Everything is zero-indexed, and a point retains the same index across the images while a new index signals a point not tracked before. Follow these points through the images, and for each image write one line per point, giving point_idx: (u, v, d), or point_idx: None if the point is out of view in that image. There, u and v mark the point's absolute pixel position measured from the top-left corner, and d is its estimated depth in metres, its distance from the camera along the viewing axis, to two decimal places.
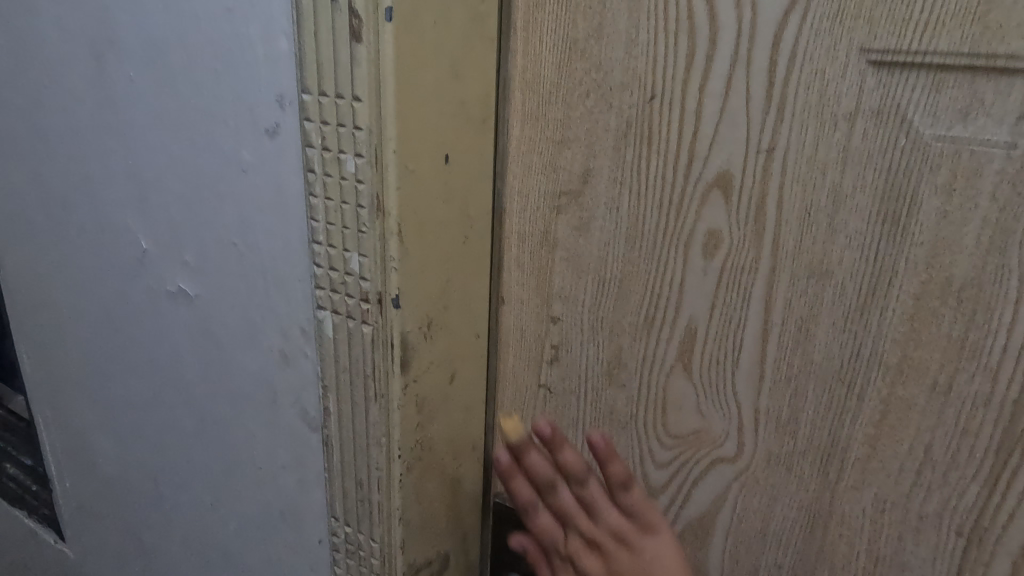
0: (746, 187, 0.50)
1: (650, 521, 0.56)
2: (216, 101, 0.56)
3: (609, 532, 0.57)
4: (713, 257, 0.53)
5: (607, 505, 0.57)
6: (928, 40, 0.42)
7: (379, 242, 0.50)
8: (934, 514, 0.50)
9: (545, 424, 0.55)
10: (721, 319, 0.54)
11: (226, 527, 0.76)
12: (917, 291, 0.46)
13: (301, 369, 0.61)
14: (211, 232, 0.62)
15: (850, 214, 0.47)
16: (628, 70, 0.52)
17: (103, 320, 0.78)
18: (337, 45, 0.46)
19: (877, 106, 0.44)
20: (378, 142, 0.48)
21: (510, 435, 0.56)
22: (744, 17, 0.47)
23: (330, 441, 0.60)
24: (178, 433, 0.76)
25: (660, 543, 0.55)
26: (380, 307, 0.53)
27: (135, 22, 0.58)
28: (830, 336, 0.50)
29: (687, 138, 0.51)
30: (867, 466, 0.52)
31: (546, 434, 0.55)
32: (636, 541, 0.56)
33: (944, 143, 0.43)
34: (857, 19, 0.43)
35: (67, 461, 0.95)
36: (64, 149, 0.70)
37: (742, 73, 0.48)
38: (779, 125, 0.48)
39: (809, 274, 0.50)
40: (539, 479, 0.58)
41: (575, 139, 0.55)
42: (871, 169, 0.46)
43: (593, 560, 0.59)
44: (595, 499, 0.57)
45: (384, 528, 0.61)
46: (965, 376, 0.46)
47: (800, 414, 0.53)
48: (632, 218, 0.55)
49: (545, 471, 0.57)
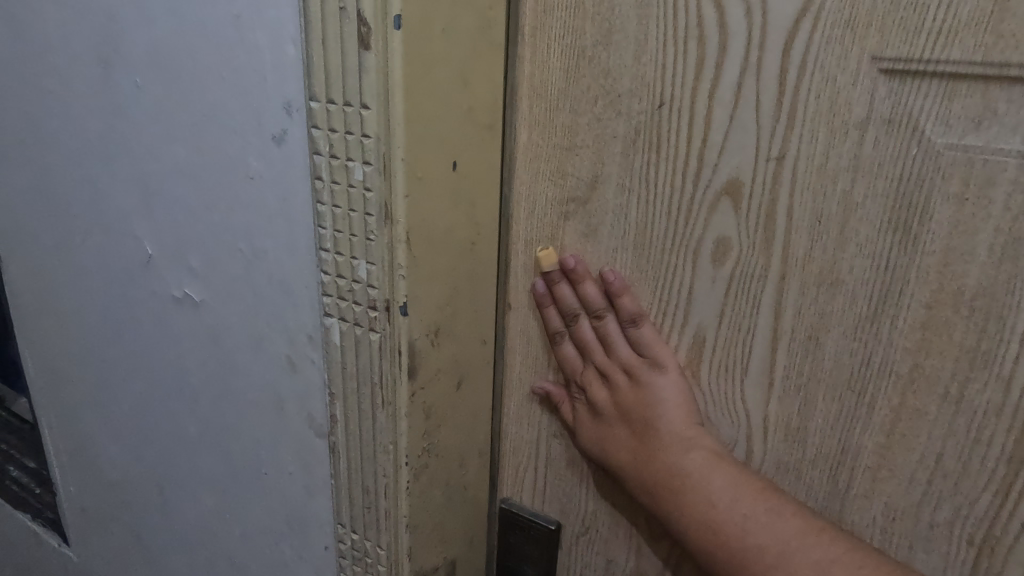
0: (755, 194, 0.50)
1: (659, 356, 0.56)
2: (223, 107, 0.56)
3: (621, 363, 0.57)
4: (722, 264, 0.53)
5: (621, 339, 0.57)
6: (940, 49, 0.42)
7: (387, 250, 0.50)
8: (944, 523, 0.50)
9: (573, 257, 0.58)
10: (729, 327, 0.54)
11: (231, 532, 0.76)
12: (928, 300, 0.46)
13: (307, 376, 0.61)
14: (217, 238, 0.62)
15: (860, 223, 0.47)
16: (637, 76, 0.51)
17: (107, 324, 0.77)
18: (346, 53, 0.46)
19: (889, 115, 0.44)
20: (387, 150, 0.47)
21: (544, 262, 0.58)
22: (754, 24, 0.46)
23: (336, 448, 0.60)
24: (183, 438, 0.76)
25: (667, 378, 0.55)
26: (388, 315, 0.52)
27: (141, 28, 0.58)
28: (840, 344, 0.50)
29: (696, 145, 0.51)
30: (877, 475, 0.51)
31: (571, 267, 0.58)
32: (645, 375, 0.56)
33: (956, 152, 0.43)
34: (869, 27, 0.43)
35: (71, 465, 0.95)
36: (70, 153, 0.70)
37: (752, 80, 0.48)
38: (789, 132, 0.47)
39: (819, 282, 0.49)
40: (564, 306, 0.59)
41: (583, 145, 0.55)
42: (882, 178, 0.45)
43: (603, 391, 0.58)
44: (611, 331, 0.57)
45: (390, 536, 0.60)
46: (977, 385, 0.46)
47: (809, 422, 0.53)
48: (640, 225, 0.55)
49: (571, 301, 0.58)
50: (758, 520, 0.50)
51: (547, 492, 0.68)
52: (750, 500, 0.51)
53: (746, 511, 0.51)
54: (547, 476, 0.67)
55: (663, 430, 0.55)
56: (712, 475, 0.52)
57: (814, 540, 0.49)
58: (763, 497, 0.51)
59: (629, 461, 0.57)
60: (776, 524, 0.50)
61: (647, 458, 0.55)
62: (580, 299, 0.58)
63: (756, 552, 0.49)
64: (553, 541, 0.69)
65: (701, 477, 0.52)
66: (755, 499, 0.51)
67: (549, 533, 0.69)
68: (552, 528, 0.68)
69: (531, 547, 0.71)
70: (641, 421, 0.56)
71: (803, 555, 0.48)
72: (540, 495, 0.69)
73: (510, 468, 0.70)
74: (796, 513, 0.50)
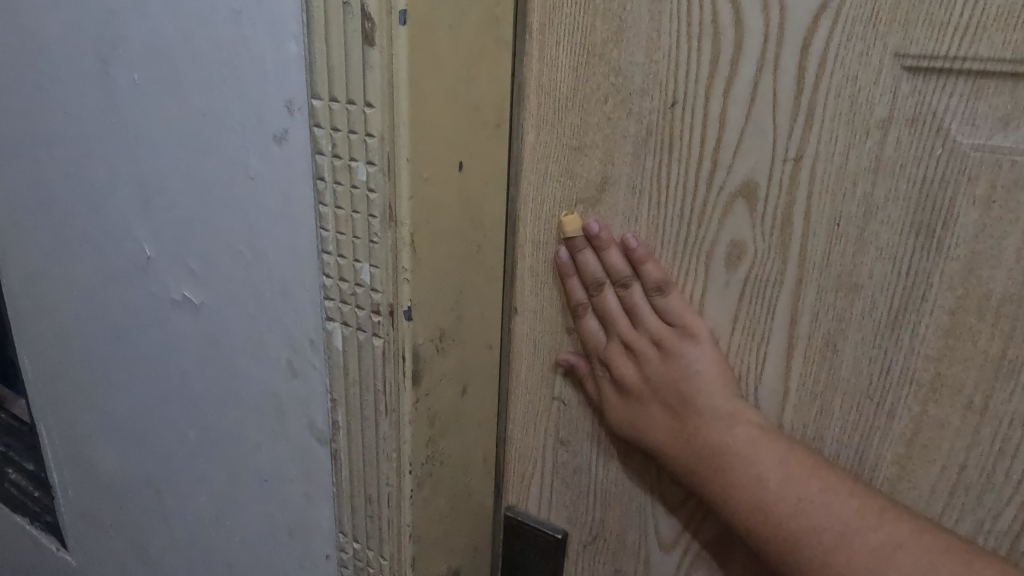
0: (772, 196, 0.48)
1: (690, 324, 0.52)
2: (223, 105, 0.54)
3: (649, 334, 0.53)
4: (736, 268, 0.51)
5: (648, 308, 0.53)
6: (968, 46, 0.40)
7: (391, 252, 0.49)
8: (967, 538, 0.48)
9: (596, 222, 0.54)
10: (743, 333, 0.52)
11: (230, 539, 0.75)
12: (952, 306, 0.45)
13: (309, 381, 0.59)
14: (217, 239, 0.60)
15: (881, 226, 0.45)
16: (649, 75, 0.50)
17: (106, 326, 0.76)
18: (350, 49, 0.45)
19: (913, 114, 0.43)
20: (391, 149, 0.46)
21: (568, 228, 0.55)
22: (772, 20, 0.45)
23: (338, 455, 0.59)
24: (182, 443, 0.74)
25: (699, 348, 0.52)
26: (392, 320, 0.51)
27: (140, 24, 0.56)
28: (858, 351, 0.48)
29: (710, 146, 0.49)
30: (896, 486, 0.50)
31: (595, 233, 0.54)
32: (676, 347, 0.52)
33: (983, 153, 0.41)
34: (892, 22, 0.42)
35: (69, 469, 0.94)
36: (67, 153, 0.69)
37: (769, 78, 0.46)
38: (807, 133, 0.46)
39: (837, 287, 0.48)
40: (588, 276, 0.55)
41: (593, 145, 0.53)
42: (905, 179, 0.44)
43: (629, 365, 0.54)
44: (638, 301, 0.53)
45: (393, 546, 0.59)
46: (1003, 395, 0.44)
47: (826, 431, 0.51)
48: (652, 227, 0.53)
49: (595, 271, 0.55)
50: (813, 500, 0.46)
51: (553, 500, 0.67)
52: (803, 479, 0.47)
53: (800, 492, 0.47)
54: (554, 484, 0.66)
55: (703, 406, 0.51)
56: (758, 452, 0.49)
57: (875, 521, 0.45)
58: (816, 473, 0.47)
59: (667, 441, 0.53)
60: (832, 504, 0.46)
61: (686, 437, 0.52)
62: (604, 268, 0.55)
63: (812, 534, 0.46)
64: (560, 551, 0.68)
65: (747, 454, 0.49)
66: (808, 477, 0.47)
67: (556, 542, 0.67)
68: (559, 537, 0.67)
69: (537, 556, 0.69)
70: (677, 395, 0.52)
71: (864, 538, 0.45)
72: (547, 503, 0.67)
73: (516, 475, 0.68)
74: (855, 494, 0.46)
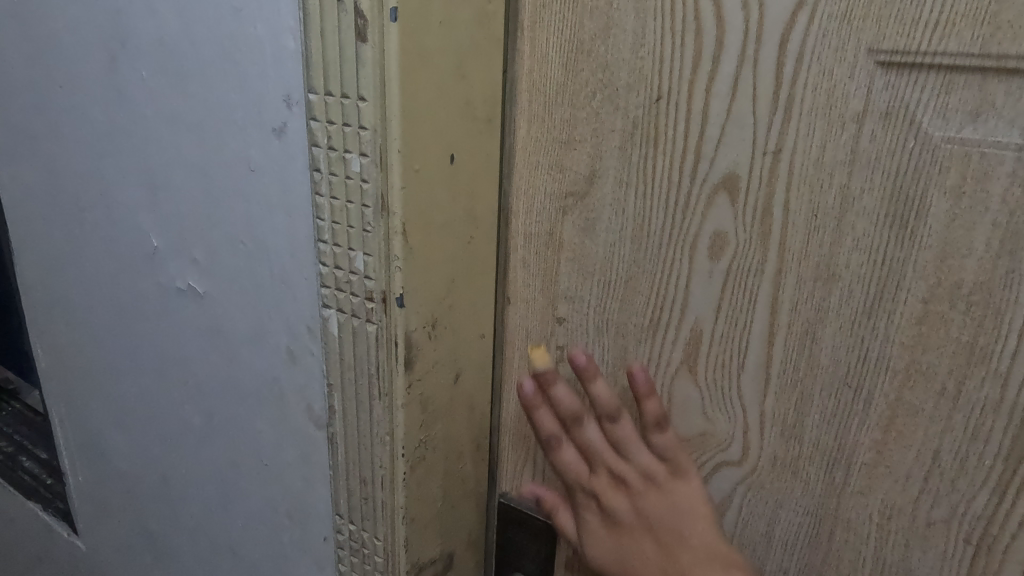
0: (752, 188, 0.50)
1: (676, 458, 0.58)
2: (226, 101, 0.56)
3: (633, 470, 0.59)
4: (719, 259, 0.52)
5: (630, 447, 0.59)
6: (937, 40, 0.41)
7: (384, 241, 0.51)
8: (941, 522, 0.50)
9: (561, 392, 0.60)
10: (726, 321, 0.54)
11: (233, 522, 0.77)
12: (925, 295, 0.46)
13: (307, 368, 0.61)
14: (220, 231, 0.62)
15: (858, 217, 0.46)
16: (635, 70, 0.51)
17: (115, 316, 0.78)
18: (344, 45, 0.47)
19: (887, 107, 0.44)
20: (383, 142, 0.48)
21: (538, 363, 0.61)
22: (751, 18, 0.46)
23: (335, 439, 0.61)
24: (188, 428, 0.77)
25: (690, 485, 0.58)
26: (384, 307, 0.53)
27: (146, 22, 0.59)
28: (836, 340, 0.50)
29: (693, 139, 0.51)
30: (873, 472, 0.51)
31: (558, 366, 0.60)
32: (666, 484, 0.58)
33: (953, 146, 0.43)
34: (866, 19, 0.43)
35: (79, 456, 0.96)
36: (78, 146, 0.71)
37: (749, 73, 0.47)
38: (785, 126, 0.47)
39: (815, 277, 0.49)
40: (564, 412, 0.61)
41: (582, 139, 0.55)
42: (879, 171, 0.45)
43: (619, 498, 0.61)
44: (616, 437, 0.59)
45: (387, 527, 0.61)
46: (974, 382, 0.46)
47: (806, 417, 0.53)
48: (638, 218, 0.55)
49: (568, 406, 0.60)
50: None
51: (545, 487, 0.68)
52: None
53: None
54: (546, 472, 0.68)
55: (685, 532, 0.57)
56: None
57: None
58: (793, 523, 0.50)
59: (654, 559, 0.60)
60: None
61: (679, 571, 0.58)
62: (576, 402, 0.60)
63: None
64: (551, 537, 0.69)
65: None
66: None
67: (548, 529, 0.69)
68: (550, 523, 0.69)
69: (529, 542, 0.71)
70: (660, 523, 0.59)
71: None
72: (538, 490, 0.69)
73: (508, 462, 0.70)
74: None
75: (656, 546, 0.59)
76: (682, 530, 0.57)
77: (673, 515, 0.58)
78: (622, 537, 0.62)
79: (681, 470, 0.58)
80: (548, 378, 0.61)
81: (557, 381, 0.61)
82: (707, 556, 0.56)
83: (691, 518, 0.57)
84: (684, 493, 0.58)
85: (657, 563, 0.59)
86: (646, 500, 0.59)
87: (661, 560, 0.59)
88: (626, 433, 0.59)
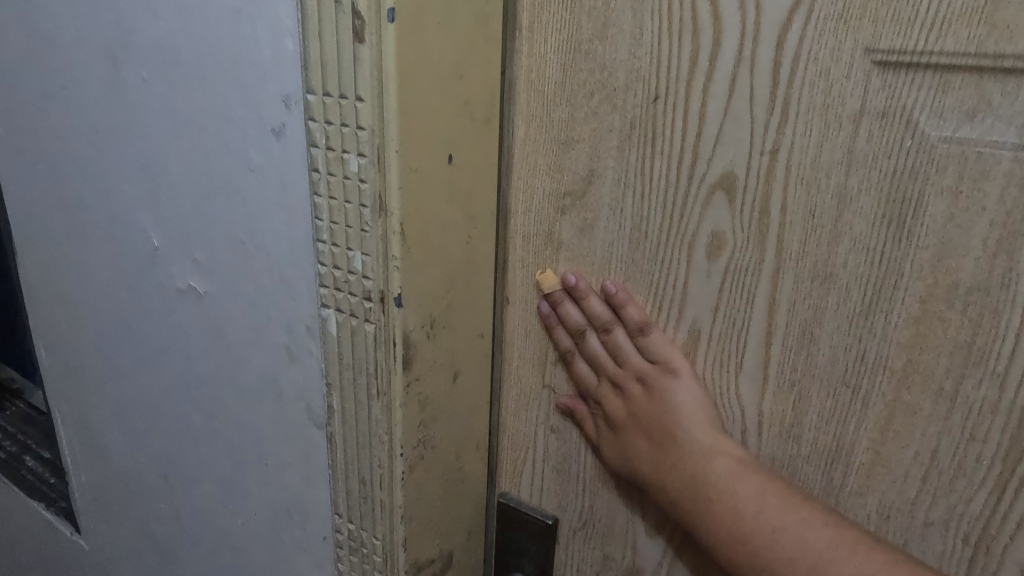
0: (750, 188, 0.50)
1: (672, 360, 0.56)
2: (225, 101, 0.57)
3: (634, 372, 0.57)
4: (717, 258, 0.52)
5: (631, 350, 0.57)
6: (934, 40, 0.41)
7: (382, 241, 0.51)
8: (940, 522, 0.49)
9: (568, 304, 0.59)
10: (724, 321, 0.54)
11: (234, 521, 0.77)
12: (923, 295, 0.46)
13: (307, 368, 0.61)
14: (220, 230, 0.63)
15: (855, 217, 0.46)
16: (633, 71, 0.51)
17: (116, 315, 0.78)
18: (341, 45, 0.47)
19: (883, 107, 0.44)
20: (381, 142, 0.48)
21: (546, 284, 0.59)
22: (748, 18, 0.46)
23: (333, 438, 0.61)
24: (189, 427, 0.77)
25: (681, 382, 0.55)
26: (382, 306, 0.53)
27: (147, 23, 0.59)
28: (834, 340, 0.50)
29: (691, 139, 0.51)
30: (871, 472, 0.51)
31: (572, 284, 0.58)
32: (658, 381, 0.56)
33: (950, 145, 0.43)
34: (862, 18, 0.43)
35: (82, 456, 0.96)
36: (80, 147, 0.71)
37: (746, 73, 0.47)
38: (783, 127, 0.47)
39: (812, 277, 0.49)
40: (570, 325, 0.59)
41: (580, 139, 0.55)
42: (876, 171, 0.45)
43: (617, 402, 0.58)
44: (620, 343, 0.57)
45: (386, 526, 0.61)
46: (972, 382, 0.46)
47: (804, 417, 0.53)
48: (636, 218, 0.55)
49: (577, 318, 0.59)
50: (790, 531, 0.49)
51: (544, 487, 0.69)
52: (778, 511, 0.49)
53: (774, 523, 0.49)
54: (545, 471, 0.68)
55: (684, 435, 0.54)
56: (736, 485, 0.51)
57: (849, 550, 0.47)
58: (794, 507, 0.49)
59: (652, 471, 0.56)
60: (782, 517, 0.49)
61: (669, 467, 0.55)
62: (585, 315, 0.59)
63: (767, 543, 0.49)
64: (551, 536, 0.69)
65: (725, 488, 0.51)
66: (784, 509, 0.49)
67: (547, 527, 0.69)
68: (549, 522, 0.69)
69: (528, 541, 0.71)
70: (660, 426, 0.55)
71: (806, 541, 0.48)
72: (538, 489, 0.69)
73: (509, 462, 0.70)
74: None
75: (649, 445, 0.56)
76: (676, 429, 0.54)
77: (665, 410, 0.55)
78: (623, 441, 0.59)
79: (672, 369, 0.55)
80: (557, 297, 0.59)
81: (565, 299, 0.59)
82: (697, 444, 0.53)
83: (683, 415, 0.54)
84: (675, 389, 0.55)
85: (651, 463, 0.56)
86: (641, 397, 0.57)
87: (655, 456, 0.56)
88: (621, 338, 0.57)
